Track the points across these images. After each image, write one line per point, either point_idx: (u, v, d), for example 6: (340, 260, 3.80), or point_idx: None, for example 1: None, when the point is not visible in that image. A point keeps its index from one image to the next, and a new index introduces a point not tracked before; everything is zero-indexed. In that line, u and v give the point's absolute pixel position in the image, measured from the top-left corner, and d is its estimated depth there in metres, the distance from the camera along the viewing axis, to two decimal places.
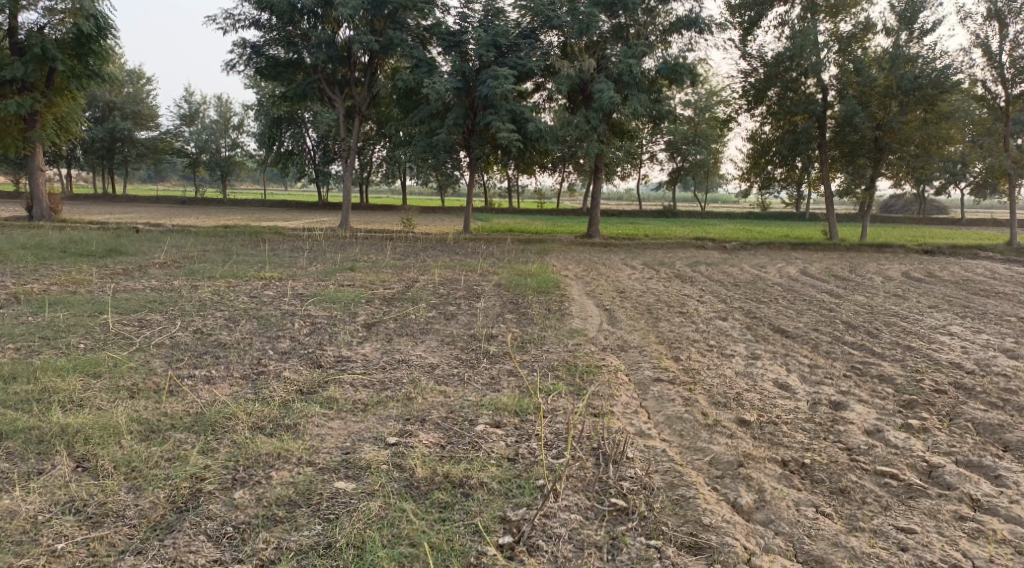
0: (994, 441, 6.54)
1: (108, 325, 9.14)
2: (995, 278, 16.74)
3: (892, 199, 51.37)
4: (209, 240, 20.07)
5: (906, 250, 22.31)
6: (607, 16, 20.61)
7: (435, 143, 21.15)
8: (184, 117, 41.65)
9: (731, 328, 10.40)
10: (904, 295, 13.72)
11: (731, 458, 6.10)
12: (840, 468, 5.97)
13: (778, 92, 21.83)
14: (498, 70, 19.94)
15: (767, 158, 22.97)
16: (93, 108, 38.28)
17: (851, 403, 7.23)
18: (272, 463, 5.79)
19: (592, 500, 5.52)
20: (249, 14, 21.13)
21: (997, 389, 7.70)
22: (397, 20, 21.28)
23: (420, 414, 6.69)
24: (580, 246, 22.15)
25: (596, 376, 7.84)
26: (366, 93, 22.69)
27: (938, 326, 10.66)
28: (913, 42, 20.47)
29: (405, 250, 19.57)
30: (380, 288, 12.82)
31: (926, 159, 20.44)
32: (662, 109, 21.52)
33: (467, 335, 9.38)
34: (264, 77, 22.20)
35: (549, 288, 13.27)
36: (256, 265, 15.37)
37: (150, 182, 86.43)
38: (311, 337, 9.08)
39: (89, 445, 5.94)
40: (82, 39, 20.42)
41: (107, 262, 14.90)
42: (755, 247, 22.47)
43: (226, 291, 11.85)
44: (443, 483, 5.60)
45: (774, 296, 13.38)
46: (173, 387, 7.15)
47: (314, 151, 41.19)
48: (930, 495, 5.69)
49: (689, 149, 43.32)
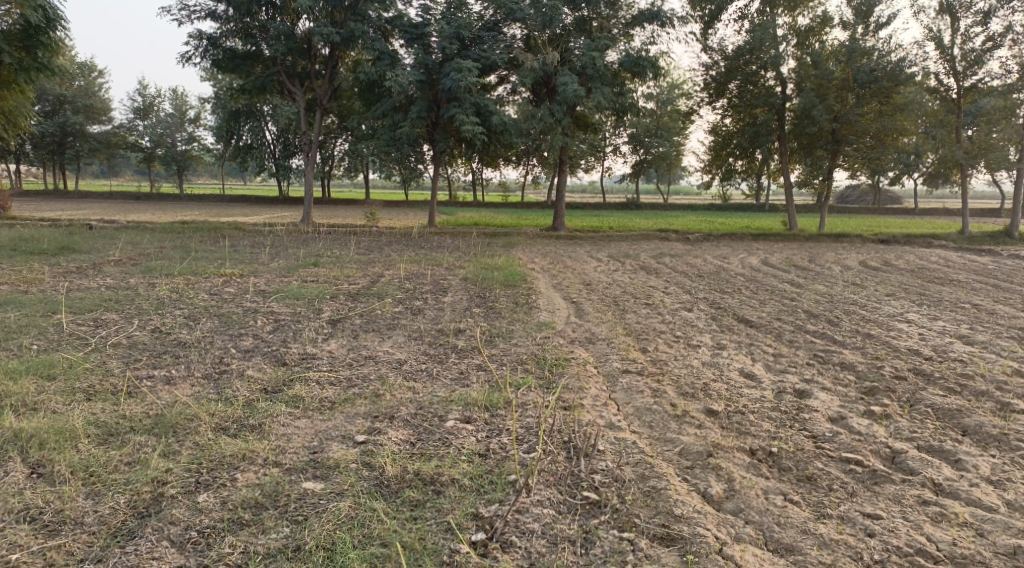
0: (953, 426, 6.69)
1: (63, 325, 8.87)
2: (949, 266, 17.19)
3: (848, 190, 52.35)
4: (166, 237, 19.63)
5: (863, 240, 22.77)
6: (570, 9, 20.63)
7: (398, 136, 20.95)
8: (137, 110, 40.41)
9: (696, 318, 10.49)
10: (862, 283, 13.98)
11: (700, 448, 6.15)
12: (806, 456, 6.05)
13: (738, 85, 22.08)
14: (461, 62, 19.81)
15: (728, 150, 23.21)
16: (42, 102, 37.17)
17: (815, 391, 7.34)
18: (237, 465, 5.66)
19: (564, 494, 5.51)
20: (204, 5, 20.62)
21: (955, 375, 7.89)
22: (358, 11, 20.92)
23: (388, 410, 6.61)
24: (545, 239, 22.17)
25: (565, 369, 7.84)
26: (327, 86, 22.30)
27: (896, 314, 10.89)
28: (869, 35, 20.84)
29: (369, 245, 19.38)
30: (345, 283, 12.67)
31: (881, 151, 20.87)
32: (625, 101, 21.61)
33: (434, 329, 9.32)
34: (221, 69, 21.71)
35: (515, 281, 13.25)
36: (216, 261, 15.03)
37: (103, 177, 84.21)
38: (275, 334, 8.92)
39: (45, 450, 5.74)
40: (29, 30, 19.74)
41: (60, 260, 14.46)
42: (717, 238, 22.72)
43: (185, 288, 11.58)
44: (414, 480, 5.54)
45: (738, 287, 13.53)
46: (132, 388, 6.95)
47: (273, 144, 40.56)
48: (894, 480, 5.80)
49: (652, 141, 43.57)
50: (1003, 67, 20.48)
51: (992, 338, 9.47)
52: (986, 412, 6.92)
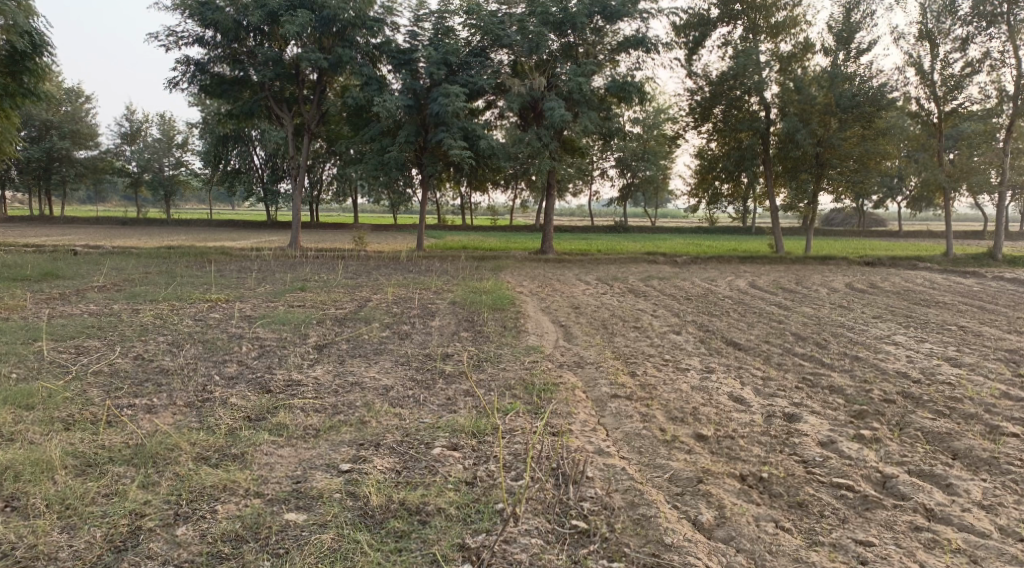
0: (944, 449, 6.66)
1: (43, 353, 8.72)
2: (936, 288, 17.28)
3: (834, 213, 52.76)
4: (151, 262, 19.45)
5: (849, 262, 22.91)
6: (556, 35, 20.84)
7: (386, 161, 20.98)
8: (124, 136, 40.23)
9: (685, 342, 10.45)
10: (849, 306, 14.03)
11: (690, 474, 6.08)
12: (797, 482, 5.99)
13: (723, 110, 22.32)
14: (448, 88, 19.93)
15: (714, 173, 23.38)
16: (28, 128, 37.09)
17: (804, 415, 7.30)
18: (217, 496, 5.53)
19: (552, 523, 5.41)
20: (192, 31, 20.68)
21: (943, 398, 7.87)
22: (346, 37, 20.98)
23: (374, 438, 6.51)
24: (533, 263, 22.15)
25: (553, 394, 7.75)
26: (315, 111, 22.33)
27: (883, 336, 10.91)
28: (851, 61, 21.15)
29: (357, 269, 19.31)
30: (333, 308, 12.59)
31: (865, 174, 21.10)
32: (612, 126, 21.76)
33: (421, 354, 9.24)
34: (209, 95, 21.72)
35: (504, 305, 13.19)
36: (202, 286, 14.92)
37: (89, 202, 83.87)
38: (260, 360, 8.80)
39: (20, 482, 5.59)
40: (15, 56, 19.71)
41: (43, 287, 14.29)
42: (705, 261, 22.79)
43: (170, 314, 11.43)
44: (399, 511, 5.42)
45: (726, 310, 13.53)
46: (112, 418, 6.81)
47: (262, 169, 40.58)
48: (886, 506, 5.74)
49: (639, 165, 43.91)
50: (982, 92, 20.80)
51: (980, 360, 9.47)
52: (976, 435, 6.90)
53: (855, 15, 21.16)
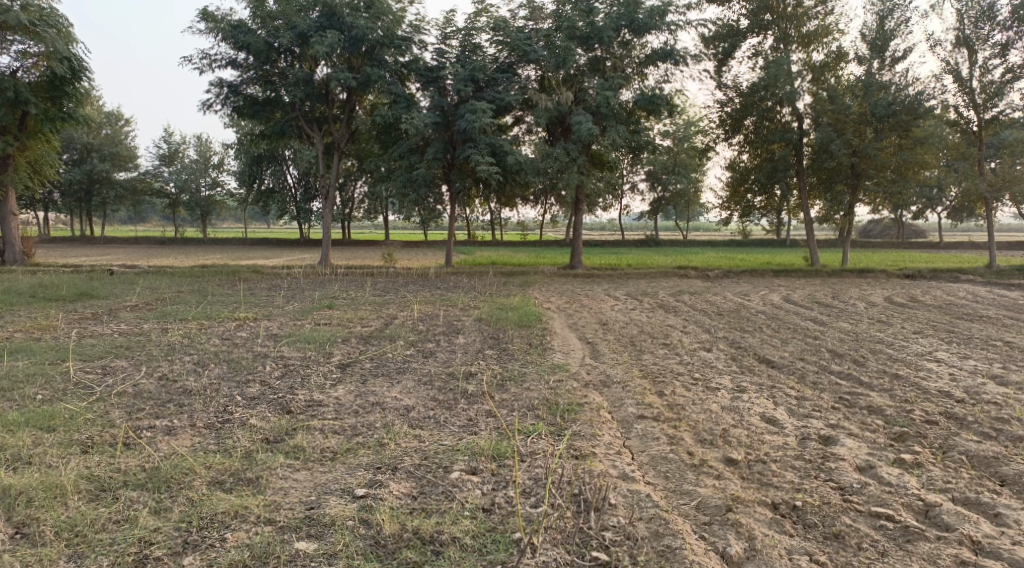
0: (990, 475, 6.29)
1: (70, 373, 8.75)
2: (979, 301, 16.69)
3: (871, 224, 51.74)
4: (183, 281, 19.61)
5: (887, 275, 22.33)
6: (583, 50, 20.77)
7: (414, 178, 21.01)
8: (162, 157, 41.03)
9: (716, 359, 10.15)
10: (888, 321, 13.59)
11: (718, 502, 5.79)
12: (833, 511, 5.66)
13: (755, 121, 22.01)
14: (475, 104, 19.91)
15: (746, 186, 22.94)
16: (70, 151, 38.02)
17: (841, 437, 6.96)
18: (228, 523, 5.40)
19: (571, 554, 5.17)
20: (225, 53, 20.97)
21: (989, 419, 7.47)
22: (374, 57, 21.09)
23: (392, 461, 6.34)
24: (563, 278, 21.95)
25: (577, 415, 7.52)
26: (344, 130, 22.49)
27: (924, 352, 10.49)
28: (886, 69, 20.68)
29: (385, 286, 19.31)
30: (359, 326, 12.52)
31: (903, 185, 20.56)
32: (640, 140, 21.54)
33: (444, 373, 9.08)
34: (241, 116, 21.94)
35: (530, 321, 12.99)
36: (231, 305, 14.97)
37: (128, 222, 85.53)
38: (284, 380, 8.72)
39: (32, 507, 5.53)
40: (55, 81, 20.18)
41: (77, 307, 14.46)
42: (737, 275, 22.40)
43: (198, 333, 11.45)
44: (412, 540, 5.25)
45: (759, 325, 13.18)
46: (129, 440, 6.74)
47: (295, 188, 40.96)
48: (929, 538, 5.39)
49: (670, 179, 43.56)
50: None
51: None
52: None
53: (889, 23, 20.72)
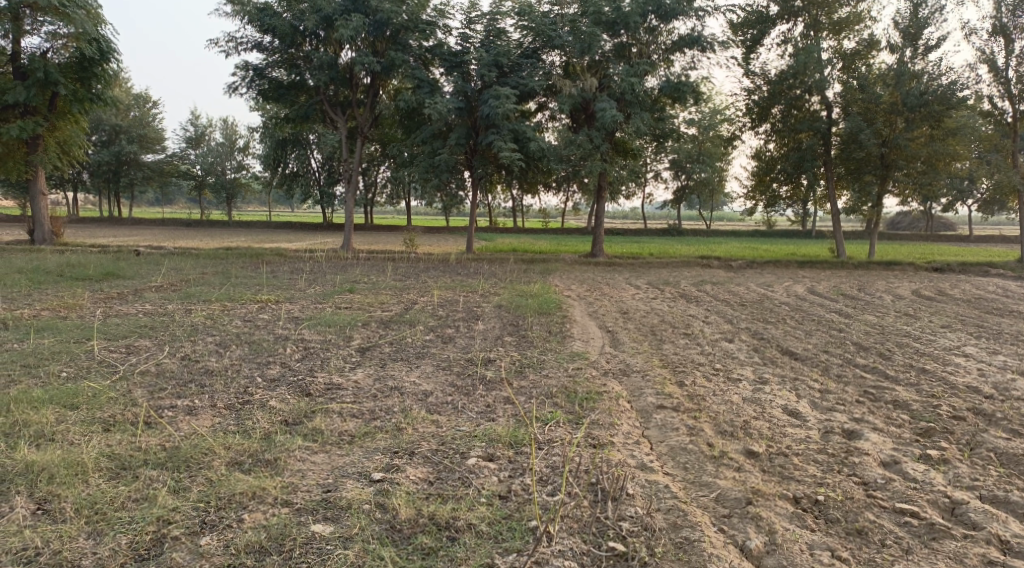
0: (1020, 473, 6.14)
1: (94, 352, 8.84)
2: (1009, 295, 16.35)
3: (899, 216, 51.03)
4: (207, 263, 19.77)
5: (915, 268, 21.95)
6: (609, 36, 20.57)
7: (437, 164, 20.97)
8: (189, 140, 41.38)
9: (737, 350, 10.03)
10: (915, 314, 13.35)
11: (738, 494, 5.70)
12: (856, 506, 5.55)
13: (782, 109, 21.70)
14: (499, 90, 19.77)
15: (772, 175, 22.62)
16: (99, 132, 38.41)
17: (865, 432, 6.84)
18: (246, 504, 5.42)
19: (588, 544, 5.12)
20: (251, 36, 21.01)
21: (1018, 416, 7.31)
22: (399, 41, 21.04)
23: (409, 446, 6.33)
24: (584, 266, 21.84)
25: (596, 403, 7.45)
26: (368, 114, 22.44)
27: (952, 347, 10.30)
28: (919, 58, 20.24)
29: (406, 271, 19.34)
30: (379, 310, 12.54)
31: (933, 176, 20.13)
32: (665, 127, 21.32)
33: (463, 359, 9.06)
34: (266, 99, 21.99)
35: (550, 309, 12.93)
36: (254, 287, 15.07)
37: (155, 205, 86.59)
38: (303, 362, 8.76)
39: (54, 484, 5.59)
40: (85, 63, 20.36)
41: (103, 286, 14.62)
42: (761, 265, 22.13)
43: (220, 315, 11.52)
44: (428, 525, 5.23)
45: (782, 316, 13.01)
46: (151, 419, 6.79)
47: (318, 172, 41.12)
48: (954, 536, 5.28)
49: (694, 167, 43.18)
50: None
51: None
52: None
53: (923, 11, 20.24)
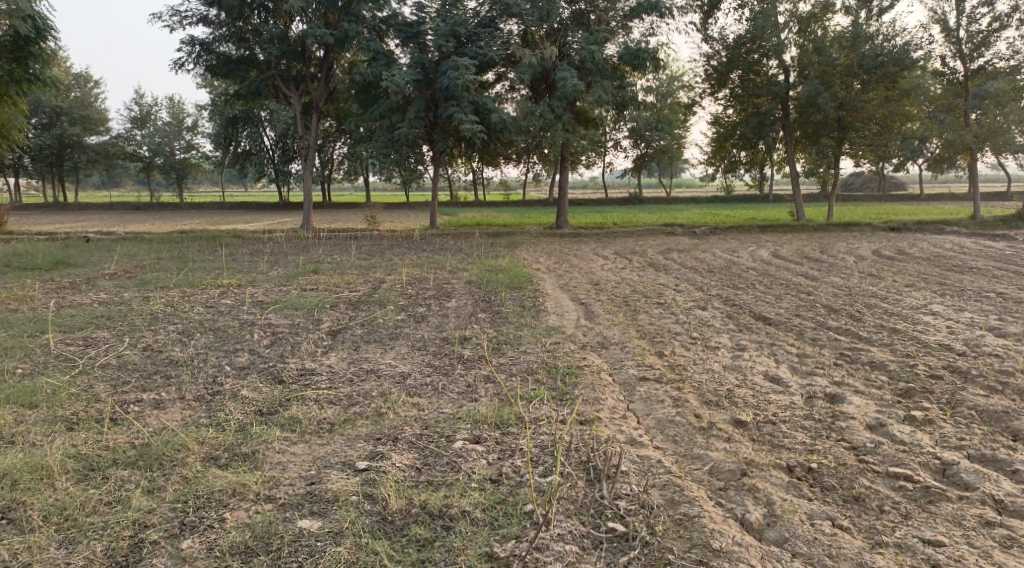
0: (1002, 430, 6.20)
1: (49, 346, 8.41)
2: (966, 252, 16.66)
3: (853, 177, 51.76)
4: (162, 247, 19.09)
5: (873, 228, 22.27)
6: (567, 3, 20.23)
7: (397, 138, 20.50)
8: (134, 120, 39.83)
9: (712, 317, 9.98)
10: (879, 274, 13.45)
11: (732, 466, 5.65)
12: (849, 473, 5.54)
13: (741, 75, 21.61)
14: (457, 61, 19.32)
15: (732, 141, 22.64)
16: (38, 115, 36.74)
17: (847, 395, 6.84)
18: (227, 502, 5.19)
19: (586, 526, 5.02)
20: (196, 10, 20.12)
21: (993, 372, 7.40)
22: (353, 12, 20.43)
23: (392, 432, 6.12)
24: (549, 237, 21.67)
25: (578, 378, 7.33)
26: (323, 89, 21.75)
27: (919, 305, 10.40)
28: (873, 19, 20.35)
29: (369, 249, 18.94)
30: (346, 290, 12.24)
31: (888, 137, 20.33)
32: (626, 95, 21.10)
33: (438, 338, 8.83)
34: (216, 75, 21.16)
35: (521, 283, 12.76)
36: (213, 271, 14.56)
37: (102, 189, 83.71)
38: (273, 348, 8.45)
39: (17, 491, 5.27)
40: (20, 42, 19.23)
41: (53, 276, 14.00)
42: (724, 231, 22.22)
43: (181, 301, 11.10)
44: (420, 515, 5.06)
45: (751, 282, 13.01)
46: (117, 416, 6.46)
47: (272, 150, 40.08)
48: (951, 498, 5.30)
49: (653, 135, 43.01)
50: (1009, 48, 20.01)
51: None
52: None
53: None
